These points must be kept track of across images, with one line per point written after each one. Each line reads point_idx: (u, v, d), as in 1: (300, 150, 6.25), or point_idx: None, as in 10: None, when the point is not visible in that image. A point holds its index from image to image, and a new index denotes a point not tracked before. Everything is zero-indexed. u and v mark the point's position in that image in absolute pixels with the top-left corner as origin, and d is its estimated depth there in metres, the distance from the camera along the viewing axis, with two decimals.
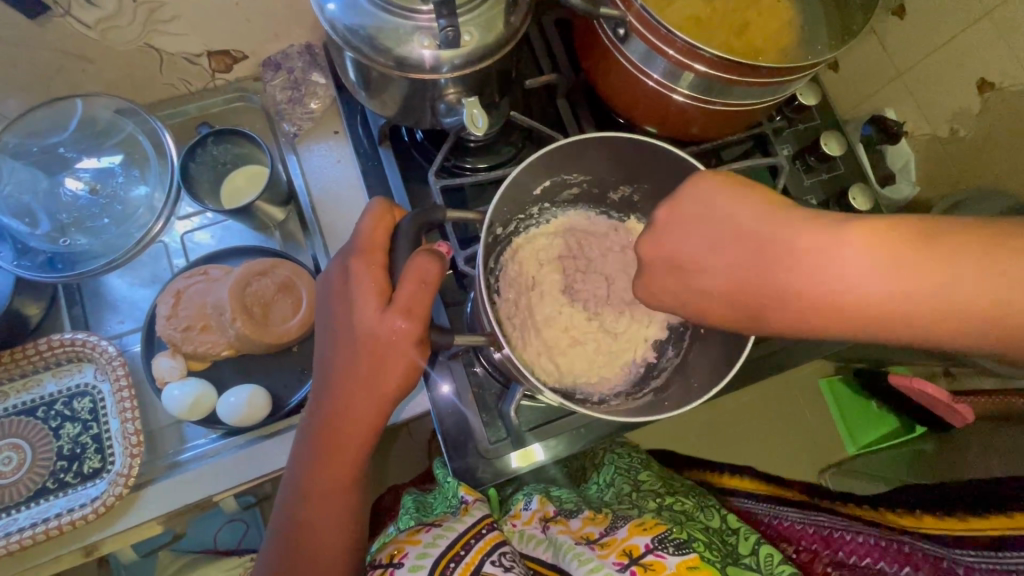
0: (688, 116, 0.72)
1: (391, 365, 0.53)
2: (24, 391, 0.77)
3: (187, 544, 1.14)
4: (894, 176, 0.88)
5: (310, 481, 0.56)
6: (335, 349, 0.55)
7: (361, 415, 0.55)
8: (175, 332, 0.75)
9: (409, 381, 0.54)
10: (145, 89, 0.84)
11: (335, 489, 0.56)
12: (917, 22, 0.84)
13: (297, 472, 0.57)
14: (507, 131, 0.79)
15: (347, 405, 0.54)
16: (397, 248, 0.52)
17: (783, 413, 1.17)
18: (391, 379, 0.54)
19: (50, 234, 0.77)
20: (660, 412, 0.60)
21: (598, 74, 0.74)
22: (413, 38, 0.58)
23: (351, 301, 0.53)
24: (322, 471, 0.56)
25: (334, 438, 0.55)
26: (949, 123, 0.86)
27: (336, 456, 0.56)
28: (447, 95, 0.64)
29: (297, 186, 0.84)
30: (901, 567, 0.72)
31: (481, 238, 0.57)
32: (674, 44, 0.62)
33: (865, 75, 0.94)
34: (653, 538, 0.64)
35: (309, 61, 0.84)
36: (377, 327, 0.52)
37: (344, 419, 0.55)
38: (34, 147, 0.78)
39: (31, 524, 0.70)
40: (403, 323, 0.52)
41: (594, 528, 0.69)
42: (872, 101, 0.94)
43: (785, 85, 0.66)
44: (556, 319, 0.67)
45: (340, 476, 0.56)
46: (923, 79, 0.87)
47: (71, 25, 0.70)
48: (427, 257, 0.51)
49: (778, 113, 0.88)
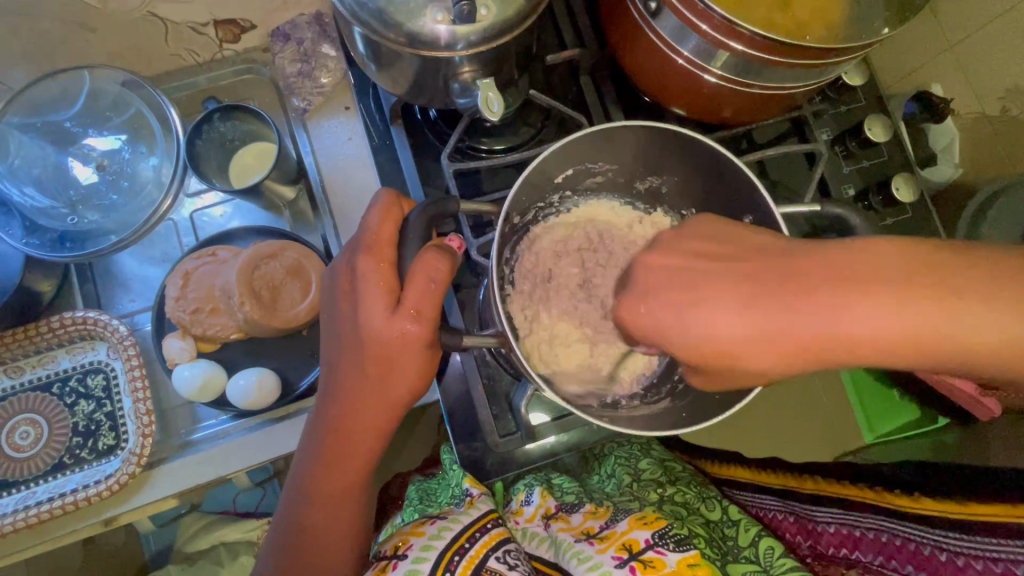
0: (721, 97, 0.66)
1: (400, 369, 0.51)
2: (39, 367, 0.77)
3: (209, 504, 1.18)
4: (934, 158, 0.83)
5: (313, 486, 0.55)
6: (342, 350, 0.52)
7: (368, 419, 0.53)
8: (184, 314, 0.74)
9: (418, 389, 0.53)
10: (152, 60, 0.81)
11: (343, 490, 0.55)
12: None
13: (303, 476, 0.56)
14: (525, 110, 0.75)
15: (354, 411, 0.53)
16: (406, 243, 0.48)
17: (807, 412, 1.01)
18: (399, 385, 0.52)
19: (59, 211, 0.76)
20: (675, 425, 0.57)
21: (625, 52, 0.69)
22: (426, 12, 0.54)
23: (358, 301, 0.50)
24: (329, 475, 0.55)
25: (340, 441, 0.54)
26: (1001, 100, 0.78)
27: (342, 459, 0.54)
28: (462, 73, 0.60)
29: (307, 164, 0.81)
30: (875, 557, 0.69)
31: (497, 228, 0.54)
32: (711, 19, 0.57)
33: (916, 44, 0.85)
34: (654, 533, 0.62)
35: (318, 31, 0.80)
36: (384, 331, 0.49)
37: (351, 425, 0.54)
38: (40, 121, 0.76)
39: (49, 498, 0.72)
40: (412, 327, 0.49)
41: (595, 522, 0.67)
42: (917, 77, 0.86)
43: (830, 66, 0.61)
44: (570, 315, 0.65)
45: (347, 482, 0.55)
46: (977, 53, 0.78)
47: None
48: (438, 254, 0.48)
49: (820, 94, 0.81)
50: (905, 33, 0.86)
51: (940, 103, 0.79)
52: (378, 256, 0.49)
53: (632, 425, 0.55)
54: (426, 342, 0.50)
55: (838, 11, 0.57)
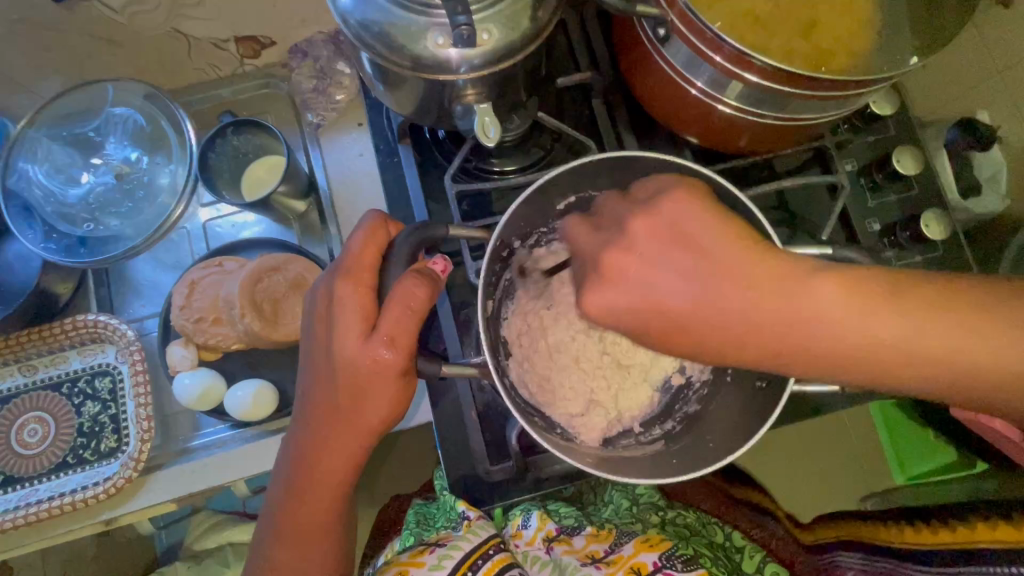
0: (735, 127, 0.64)
1: (371, 398, 0.49)
2: (51, 367, 0.79)
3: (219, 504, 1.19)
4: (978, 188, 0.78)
5: (285, 516, 0.54)
6: (315, 376, 0.51)
7: (339, 447, 0.51)
8: (188, 322, 0.75)
9: (392, 415, 0.51)
10: (174, 73, 0.83)
11: (313, 523, 0.54)
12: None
13: (276, 504, 0.54)
14: (535, 132, 0.74)
15: (325, 437, 0.51)
16: (387, 269, 0.47)
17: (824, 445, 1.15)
18: (371, 414, 0.50)
19: (77, 216, 0.78)
20: (669, 474, 0.54)
21: (636, 76, 0.67)
22: (427, 35, 0.53)
23: (333, 328, 0.49)
24: (301, 505, 0.53)
25: (308, 470, 0.52)
26: None
27: (311, 490, 0.53)
28: (465, 95, 0.59)
29: (318, 179, 0.83)
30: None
31: (488, 253, 0.53)
32: (721, 49, 0.55)
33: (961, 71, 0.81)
34: (660, 555, 0.63)
35: (334, 49, 0.81)
36: (358, 357, 0.48)
37: (322, 453, 0.52)
38: (66, 130, 0.80)
39: (49, 496, 0.73)
40: (386, 354, 0.48)
41: (599, 545, 0.68)
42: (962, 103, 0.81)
43: (852, 97, 0.57)
44: (568, 345, 0.61)
45: (318, 512, 0.53)
46: None
47: (97, 9, 0.70)
48: (419, 279, 0.47)
49: (847, 122, 0.78)
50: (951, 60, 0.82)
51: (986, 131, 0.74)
52: (355, 281, 0.47)
53: (628, 470, 0.54)
54: (399, 371, 0.48)
55: (867, 48, 0.57)
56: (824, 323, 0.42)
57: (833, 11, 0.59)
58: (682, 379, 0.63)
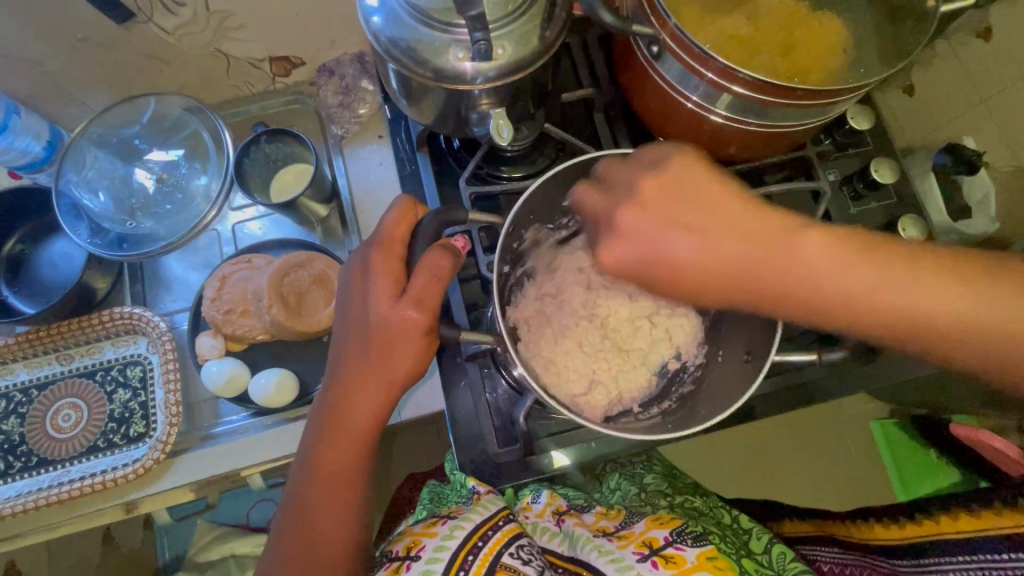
0: (725, 135, 0.70)
1: (400, 355, 0.55)
2: (86, 356, 0.84)
3: (223, 516, 1.21)
4: (969, 209, 0.84)
5: (314, 465, 0.58)
6: (347, 336, 0.56)
7: (368, 398, 0.56)
8: (218, 313, 0.80)
9: (417, 369, 0.56)
10: (212, 89, 0.91)
11: (339, 471, 0.57)
12: (1003, 49, 0.80)
13: (306, 455, 0.58)
14: (543, 142, 0.81)
15: (355, 390, 0.56)
16: (416, 241, 0.53)
17: (816, 440, 1.26)
18: (398, 369, 0.55)
19: (120, 217, 0.85)
20: (675, 431, 0.59)
21: (634, 91, 0.75)
22: (450, 50, 0.60)
23: (366, 292, 0.55)
24: (329, 454, 0.57)
25: (338, 423, 0.57)
26: None
27: (340, 439, 0.57)
28: (480, 104, 0.66)
29: (341, 186, 0.89)
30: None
31: (501, 235, 0.59)
32: (709, 65, 0.61)
33: (948, 101, 0.89)
34: (672, 531, 0.66)
35: (359, 68, 0.90)
36: (389, 314, 0.53)
37: (351, 406, 0.57)
38: (111, 138, 0.87)
39: (81, 476, 0.78)
40: (414, 313, 0.53)
41: (609, 522, 0.73)
42: (947, 130, 0.90)
43: (828, 106, 0.64)
44: (572, 330, 0.68)
45: (344, 462, 0.57)
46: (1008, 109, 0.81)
47: (151, 30, 0.77)
48: (442, 252, 0.53)
49: (828, 136, 0.84)
50: (941, 85, 0.90)
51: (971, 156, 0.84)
52: (388, 250, 0.54)
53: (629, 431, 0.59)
54: (426, 331, 0.54)
55: (843, 66, 0.65)
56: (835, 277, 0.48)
57: (808, 33, 0.66)
58: (680, 362, 0.69)
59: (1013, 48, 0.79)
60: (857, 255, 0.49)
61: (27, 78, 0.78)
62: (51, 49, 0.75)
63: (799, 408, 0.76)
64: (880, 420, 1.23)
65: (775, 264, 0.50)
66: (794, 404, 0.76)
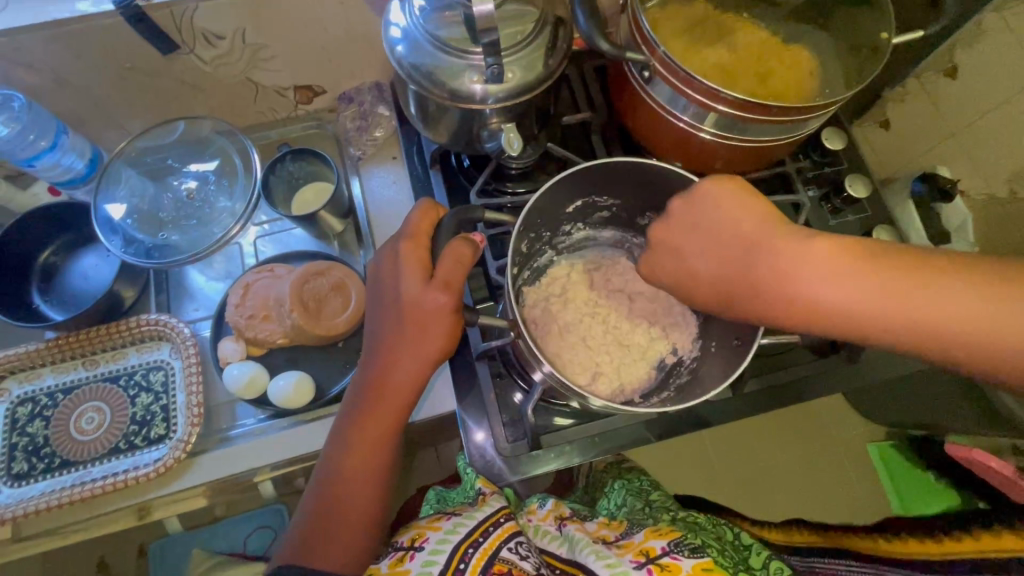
0: (711, 151, 0.78)
1: (429, 330, 0.62)
2: (112, 362, 0.88)
3: (221, 543, 1.20)
4: (950, 235, 0.90)
5: (352, 431, 0.65)
6: (384, 314, 0.64)
7: (402, 371, 0.63)
8: (242, 318, 0.85)
9: (447, 347, 0.63)
10: (240, 115, 0.99)
11: (374, 437, 0.64)
12: (971, 83, 0.89)
13: (345, 422, 0.65)
14: (544, 161, 0.88)
15: (391, 364, 0.63)
16: (440, 234, 0.62)
17: (811, 451, 1.29)
18: (429, 345, 0.63)
19: (151, 231, 0.90)
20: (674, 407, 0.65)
21: (628, 113, 0.83)
22: (465, 74, 0.68)
23: (399, 276, 0.63)
24: (366, 421, 0.64)
25: (374, 391, 0.64)
26: (1008, 182, 0.90)
27: (377, 407, 0.64)
28: (491, 123, 0.73)
29: (357, 203, 0.96)
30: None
31: (515, 229, 0.66)
32: (696, 87, 0.69)
33: (927, 130, 0.98)
34: (669, 541, 0.65)
35: (377, 95, 0.97)
36: (422, 297, 0.61)
37: (388, 378, 0.64)
38: (145, 159, 0.94)
39: (102, 476, 0.80)
40: (443, 296, 0.61)
41: (610, 531, 0.74)
42: (929, 158, 1.00)
43: (802, 123, 0.72)
44: (575, 328, 0.74)
45: (379, 429, 0.64)
46: (981, 138, 0.91)
47: (192, 61, 0.85)
48: (464, 242, 0.61)
49: (806, 155, 0.93)
50: (915, 114, 0.99)
51: (947, 186, 0.91)
52: (420, 241, 0.62)
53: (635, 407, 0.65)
54: (452, 310, 0.61)
55: (813, 88, 0.73)
56: (818, 267, 0.53)
57: (780, 61, 0.75)
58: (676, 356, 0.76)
59: (979, 82, 0.88)
60: (841, 247, 0.54)
61: (74, 101, 0.86)
62: (101, 76, 0.83)
63: (792, 405, 0.81)
64: (876, 444, 1.27)
65: (764, 251, 0.56)
66: (787, 401, 0.80)
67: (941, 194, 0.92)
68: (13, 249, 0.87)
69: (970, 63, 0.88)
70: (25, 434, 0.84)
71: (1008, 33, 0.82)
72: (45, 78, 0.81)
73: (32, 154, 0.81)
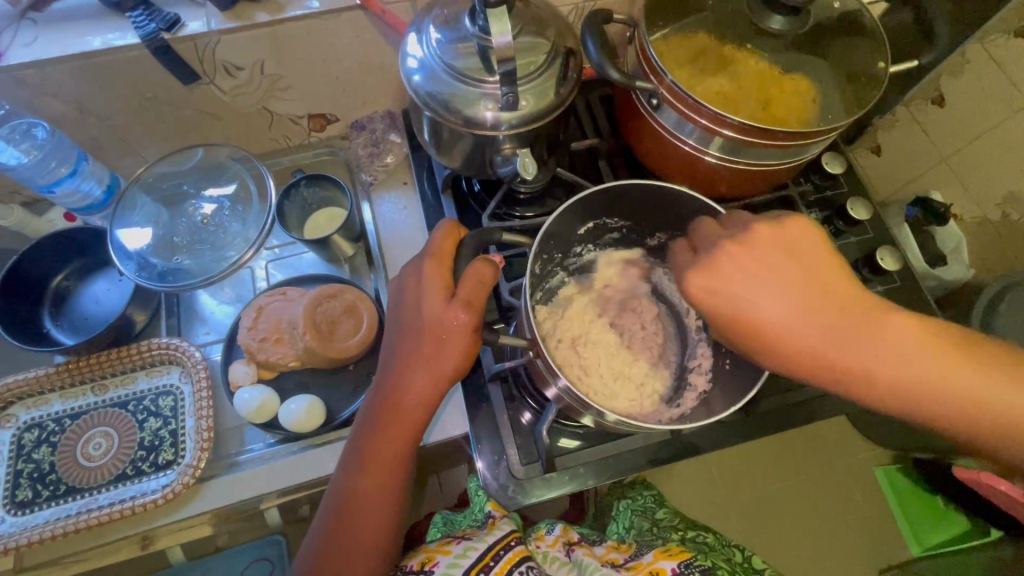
0: (716, 174, 0.80)
1: (448, 349, 0.62)
2: (121, 387, 0.88)
3: None
4: (944, 258, 0.95)
5: (366, 449, 0.64)
6: (402, 332, 0.65)
7: (418, 390, 0.63)
8: (253, 341, 0.85)
9: (463, 365, 0.63)
10: (255, 142, 1.02)
11: (388, 455, 0.64)
12: (962, 110, 0.93)
13: (359, 441, 0.65)
14: (552, 186, 0.90)
15: (407, 383, 0.63)
16: (460, 255, 0.64)
17: (820, 477, 1.28)
18: (445, 362, 0.63)
19: (164, 255, 0.91)
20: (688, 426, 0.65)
21: (635, 139, 0.85)
22: (480, 101, 0.70)
23: (419, 295, 0.63)
24: (380, 440, 0.64)
25: (389, 409, 0.64)
26: (1000, 207, 0.94)
27: (391, 426, 0.64)
28: (504, 149, 0.75)
29: (368, 227, 0.97)
30: None
31: (533, 248, 0.67)
32: (703, 113, 0.72)
33: (920, 155, 1.02)
34: (679, 562, 0.65)
35: (388, 123, 1.00)
36: (442, 315, 0.62)
37: (403, 397, 0.64)
38: (161, 184, 0.95)
39: (108, 503, 0.79)
40: (462, 315, 0.61)
41: (619, 554, 0.73)
42: (920, 182, 1.03)
43: (805, 147, 0.74)
44: (591, 347, 0.77)
45: (393, 447, 0.64)
46: (971, 164, 0.95)
47: (212, 91, 0.88)
48: (484, 263, 0.62)
49: (807, 179, 0.95)
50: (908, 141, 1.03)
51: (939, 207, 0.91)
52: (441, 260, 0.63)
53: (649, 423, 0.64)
54: (472, 328, 0.62)
55: (813, 114, 0.76)
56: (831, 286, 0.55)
57: (782, 88, 0.78)
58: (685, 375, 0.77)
59: (970, 109, 0.92)
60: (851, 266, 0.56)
61: (95, 129, 0.88)
62: (123, 105, 0.85)
63: (802, 425, 0.81)
64: (883, 468, 1.26)
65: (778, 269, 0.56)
66: (798, 420, 0.80)
67: (932, 218, 0.92)
68: (27, 274, 0.88)
69: (961, 91, 0.92)
70: (31, 461, 0.83)
71: (996, 64, 0.86)
72: (69, 106, 0.83)
73: (53, 180, 0.83)
